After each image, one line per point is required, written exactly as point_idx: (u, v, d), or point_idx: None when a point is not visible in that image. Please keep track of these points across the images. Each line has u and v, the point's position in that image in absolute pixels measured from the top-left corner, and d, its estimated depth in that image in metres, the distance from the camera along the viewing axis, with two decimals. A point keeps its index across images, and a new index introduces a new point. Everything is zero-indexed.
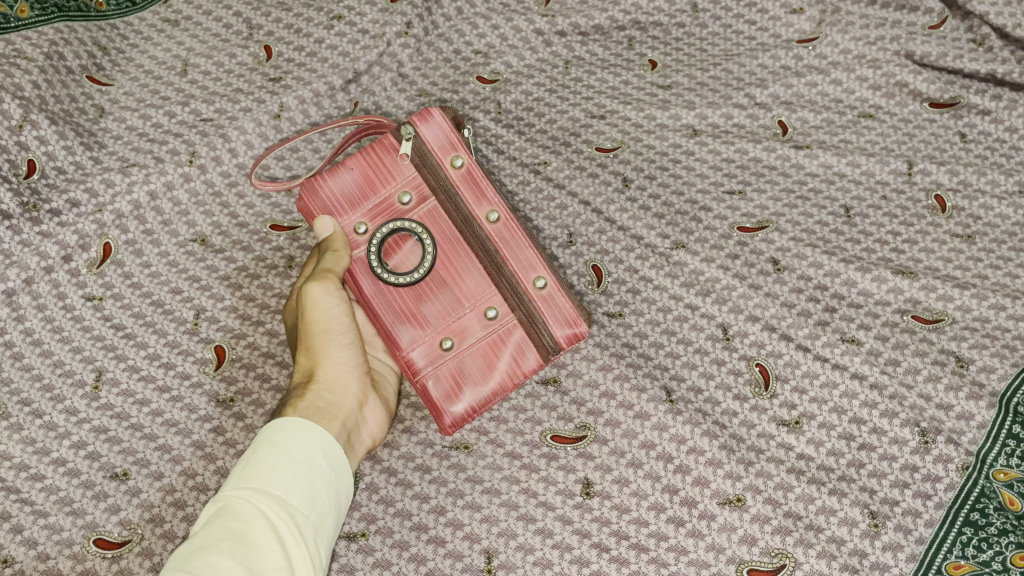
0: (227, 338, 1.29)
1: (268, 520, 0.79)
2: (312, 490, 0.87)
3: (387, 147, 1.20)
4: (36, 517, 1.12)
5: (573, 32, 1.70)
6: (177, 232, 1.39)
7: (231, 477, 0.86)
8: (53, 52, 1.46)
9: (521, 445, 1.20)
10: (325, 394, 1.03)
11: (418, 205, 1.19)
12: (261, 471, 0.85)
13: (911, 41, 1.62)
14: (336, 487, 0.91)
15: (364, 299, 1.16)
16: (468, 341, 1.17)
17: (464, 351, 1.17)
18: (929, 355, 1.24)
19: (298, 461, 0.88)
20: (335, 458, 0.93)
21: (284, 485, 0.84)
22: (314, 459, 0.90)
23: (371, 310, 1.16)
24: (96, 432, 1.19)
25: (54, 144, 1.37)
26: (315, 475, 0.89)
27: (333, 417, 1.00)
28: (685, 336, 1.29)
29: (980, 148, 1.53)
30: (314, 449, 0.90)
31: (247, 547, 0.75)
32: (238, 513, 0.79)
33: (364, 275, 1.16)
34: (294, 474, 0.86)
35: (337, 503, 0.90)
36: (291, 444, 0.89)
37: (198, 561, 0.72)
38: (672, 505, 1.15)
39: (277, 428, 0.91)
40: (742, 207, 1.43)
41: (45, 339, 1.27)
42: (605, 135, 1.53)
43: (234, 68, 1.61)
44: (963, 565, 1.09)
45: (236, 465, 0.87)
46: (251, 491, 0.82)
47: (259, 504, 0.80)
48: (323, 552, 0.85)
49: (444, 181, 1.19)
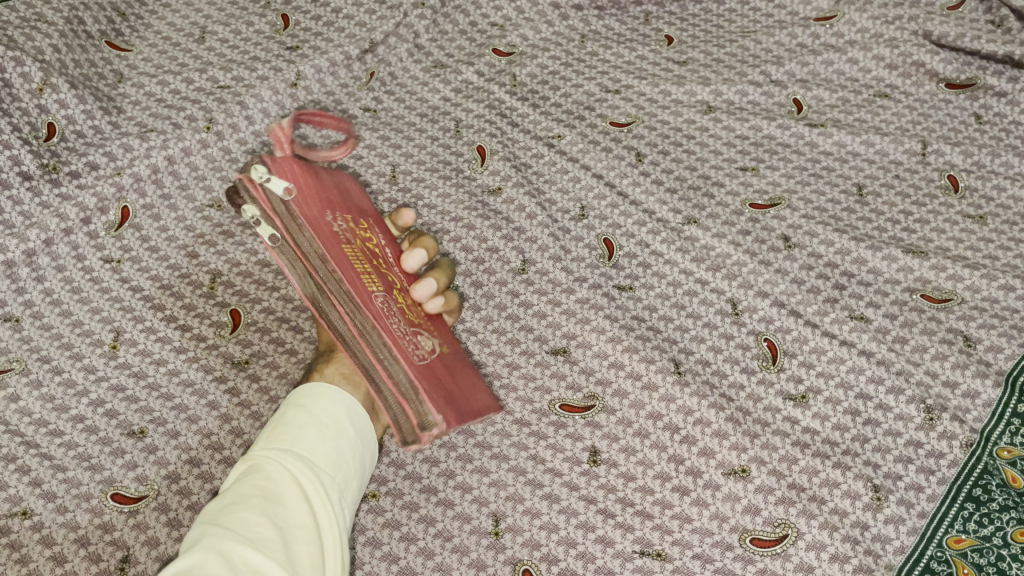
0: (243, 303, 1.30)
1: (296, 481, 0.82)
2: (339, 453, 0.89)
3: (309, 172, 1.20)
4: (55, 471, 1.13)
5: (589, 6, 1.72)
6: (194, 198, 1.41)
7: (261, 437, 0.89)
8: (73, 16, 1.48)
9: (529, 413, 1.22)
10: None
11: (345, 230, 1.18)
12: (290, 433, 0.88)
13: (929, 21, 1.62)
14: (362, 449, 0.94)
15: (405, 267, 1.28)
16: (437, 345, 1.16)
17: (442, 350, 1.17)
18: (937, 334, 1.25)
19: (325, 424, 0.90)
20: (363, 420, 0.95)
21: (312, 448, 0.87)
22: (342, 421, 0.92)
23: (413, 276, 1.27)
24: (114, 391, 1.21)
25: (74, 107, 1.40)
26: (342, 437, 0.91)
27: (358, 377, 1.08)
28: (694, 310, 1.31)
29: (994, 129, 1.52)
30: (342, 412, 0.93)
31: (275, 508, 0.78)
32: (267, 473, 0.82)
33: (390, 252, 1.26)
34: (322, 437, 0.89)
35: (362, 464, 0.93)
36: (319, 407, 0.92)
37: (229, 520, 0.75)
38: (678, 474, 1.17)
39: (307, 391, 0.94)
40: (755, 184, 1.44)
41: (64, 300, 1.29)
42: (619, 110, 1.54)
43: (251, 35, 1.62)
44: (963, 539, 1.09)
45: (266, 427, 0.91)
46: (281, 452, 0.85)
47: (288, 465, 0.83)
48: (348, 513, 0.88)
49: (324, 223, 1.14)
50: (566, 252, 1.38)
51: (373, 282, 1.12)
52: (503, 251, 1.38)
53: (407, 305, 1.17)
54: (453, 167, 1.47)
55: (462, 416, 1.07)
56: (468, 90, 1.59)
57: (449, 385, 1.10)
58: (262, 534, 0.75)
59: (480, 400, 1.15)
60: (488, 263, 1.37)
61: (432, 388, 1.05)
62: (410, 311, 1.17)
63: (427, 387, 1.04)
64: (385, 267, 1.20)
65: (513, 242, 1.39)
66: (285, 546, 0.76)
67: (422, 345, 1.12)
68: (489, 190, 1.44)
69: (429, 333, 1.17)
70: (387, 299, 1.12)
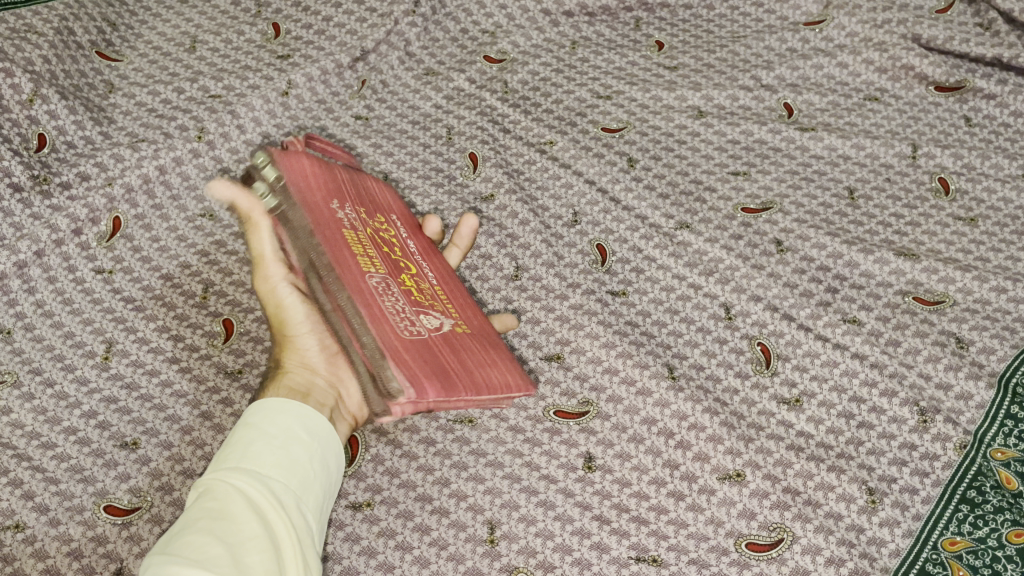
0: (235, 312, 1.30)
1: (243, 494, 0.84)
2: (293, 462, 0.91)
3: (326, 167, 1.27)
4: (47, 484, 1.12)
5: (580, 13, 1.72)
6: (186, 208, 1.40)
7: (214, 461, 0.91)
8: (63, 27, 1.48)
9: (524, 420, 1.22)
10: (296, 376, 1.07)
11: (355, 218, 1.22)
12: (240, 452, 0.90)
13: (918, 25, 1.64)
14: (320, 456, 0.95)
15: (430, 251, 1.29)
16: (445, 322, 1.15)
17: (454, 326, 1.16)
18: (929, 336, 1.25)
19: (273, 436, 0.93)
20: (318, 426, 0.97)
21: (259, 461, 0.89)
22: (293, 431, 0.94)
23: (435, 260, 1.28)
24: (106, 402, 1.20)
25: (65, 118, 1.40)
26: (294, 448, 0.93)
27: (306, 393, 1.05)
28: (687, 315, 1.31)
29: (985, 131, 1.53)
30: (292, 422, 0.95)
31: (224, 522, 0.79)
32: (214, 491, 0.84)
33: (412, 240, 1.28)
34: (270, 449, 0.91)
35: (323, 471, 0.95)
36: (268, 422, 0.94)
37: (175, 541, 0.76)
38: (673, 479, 1.16)
39: (255, 409, 0.96)
40: (747, 188, 1.44)
41: (55, 311, 1.28)
42: (611, 115, 1.54)
43: (242, 44, 1.62)
44: (959, 541, 1.09)
45: (219, 449, 0.93)
46: (228, 470, 0.87)
47: (234, 481, 0.85)
48: (310, 521, 0.89)
49: (327, 209, 1.19)
50: (559, 258, 1.38)
51: (371, 264, 1.15)
52: (497, 258, 1.38)
53: (415, 287, 1.18)
54: (445, 174, 1.47)
55: (451, 385, 1.05)
56: (459, 97, 1.59)
57: (445, 358, 1.09)
58: (210, 549, 0.75)
59: (494, 373, 1.13)
60: (481, 270, 1.37)
61: (417, 361, 1.05)
62: (417, 291, 1.17)
63: (405, 358, 1.04)
64: (398, 252, 1.23)
65: (506, 249, 1.39)
66: (234, 556, 0.76)
67: (424, 323, 1.12)
68: (482, 197, 1.44)
69: (439, 311, 1.17)
70: (385, 278, 1.14)
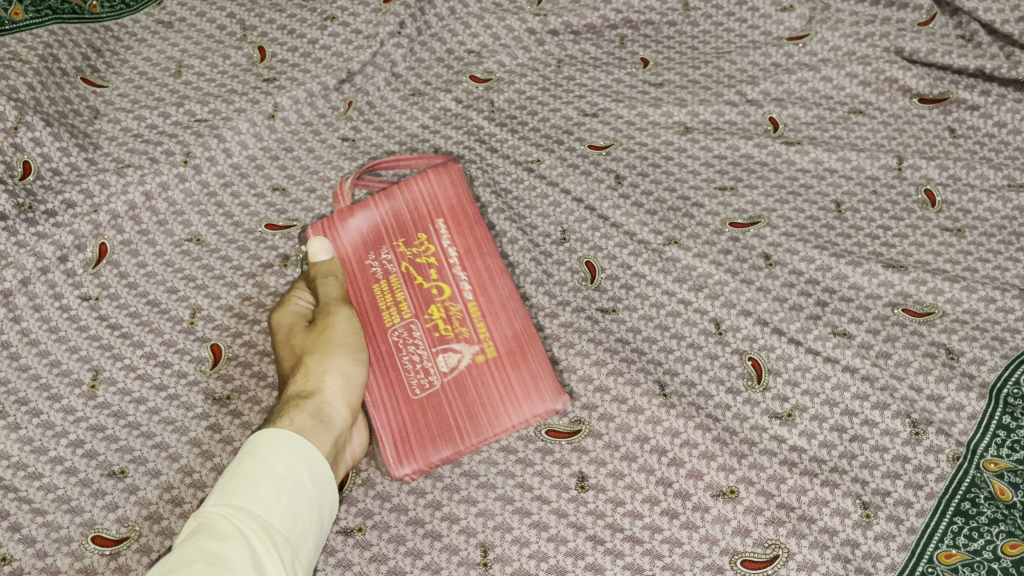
0: (223, 337, 1.29)
1: (246, 538, 0.83)
2: (293, 511, 0.90)
3: (361, 208, 1.29)
4: (34, 515, 1.11)
5: (565, 31, 1.73)
6: (173, 232, 1.40)
7: (215, 490, 0.90)
8: (48, 54, 1.47)
9: (516, 441, 1.21)
10: (327, 405, 1.07)
11: (387, 260, 1.26)
12: (244, 487, 0.89)
13: (901, 37, 1.64)
14: (319, 505, 0.95)
15: (474, 249, 1.27)
16: (468, 353, 1.20)
17: (478, 355, 1.20)
18: (920, 348, 1.25)
19: (281, 479, 0.92)
20: (321, 474, 0.97)
21: (265, 504, 0.88)
22: (298, 474, 0.94)
23: (477, 262, 1.26)
24: (93, 431, 1.19)
25: (49, 145, 1.39)
26: (297, 492, 0.92)
27: (332, 426, 1.05)
28: (678, 330, 1.30)
29: (969, 142, 1.54)
30: (299, 465, 0.94)
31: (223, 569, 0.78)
32: (218, 530, 0.83)
33: (456, 245, 1.27)
34: (276, 491, 0.90)
35: (318, 522, 0.94)
36: (277, 460, 0.93)
37: None
38: (666, 497, 1.16)
39: (263, 442, 0.95)
40: (734, 203, 1.44)
41: (42, 339, 1.27)
42: (598, 133, 1.55)
43: (228, 68, 1.62)
44: (954, 554, 1.09)
45: (222, 478, 0.92)
46: (233, 508, 0.86)
47: (238, 522, 0.84)
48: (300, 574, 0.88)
49: (356, 268, 1.26)
50: (548, 276, 1.38)
51: (394, 316, 1.23)
52: None
53: (443, 319, 1.22)
54: None
55: (450, 447, 1.16)
56: (446, 117, 1.60)
57: (453, 408, 1.18)
58: None
59: (510, 402, 1.18)
60: None
61: (420, 428, 1.17)
62: (443, 325, 1.22)
63: (405, 431, 1.17)
64: (431, 277, 1.25)
65: None
66: None
67: (437, 368, 1.19)
68: None
69: (462, 340, 1.21)
70: (406, 329, 1.22)
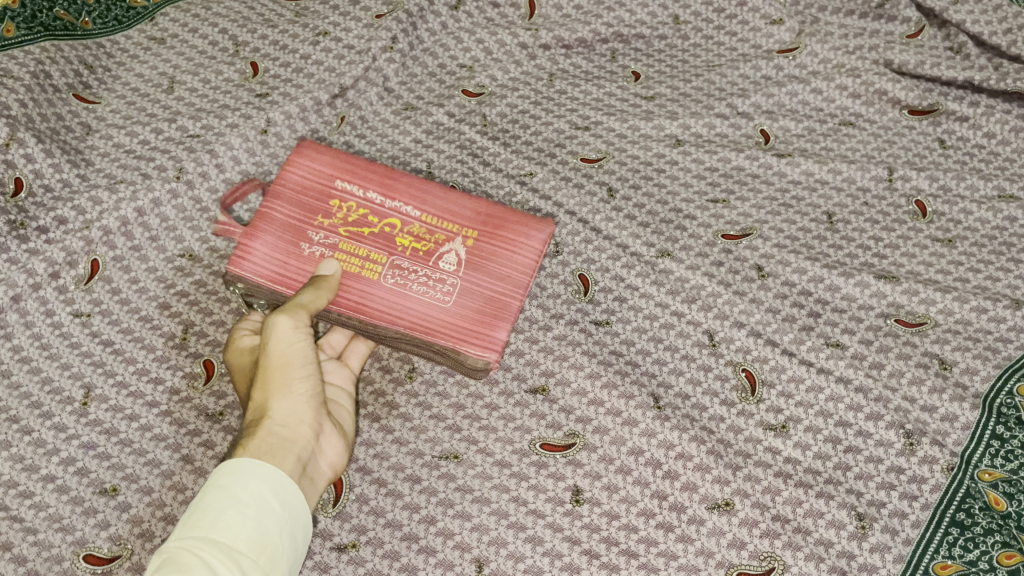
0: (216, 352, 1.29)
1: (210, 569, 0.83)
2: (261, 535, 0.90)
3: (266, 217, 1.26)
4: (27, 535, 1.11)
5: (557, 45, 1.74)
6: (164, 248, 1.40)
7: (181, 524, 0.90)
8: (40, 71, 1.47)
9: (510, 454, 1.21)
10: (278, 428, 1.02)
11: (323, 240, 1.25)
12: (208, 519, 0.89)
13: (889, 50, 1.65)
14: (290, 527, 0.94)
15: (387, 178, 1.29)
16: (457, 245, 1.26)
17: (464, 242, 1.26)
18: (913, 358, 1.25)
19: (246, 506, 0.91)
20: (291, 496, 0.96)
21: (230, 533, 0.88)
22: (265, 499, 0.93)
23: (399, 186, 1.29)
24: (85, 448, 1.18)
25: (41, 162, 1.39)
26: (265, 517, 0.91)
27: (288, 447, 1.00)
28: (672, 343, 1.30)
29: (959, 153, 1.55)
30: (265, 490, 0.93)
31: None
32: (181, 564, 0.83)
33: (369, 188, 1.29)
34: (242, 519, 0.89)
35: (290, 544, 0.93)
36: (241, 488, 0.92)
37: None
38: (661, 510, 1.15)
39: (228, 471, 0.94)
40: (726, 215, 1.45)
41: (34, 357, 1.27)
42: (590, 146, 1.55)
43: (220, 84, 1.62)
44: (951, 564, 1.09)
45: (188, 511, 0.92)
46: (197, 541, 0.86)
47: (203, 555, 0.84)
48: None
49: (300, 262, 1.23)
50: (542, 288, 1.37)
51: (375, 267, 1.23)
52: None
53: (412, 240, 1.25)
54: None
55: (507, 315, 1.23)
56: (439, 131, 1.60)
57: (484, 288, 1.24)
58: None
59: (512, 251, 1.26)
60: None
61: (472, 318, 1.22)
62: (417, 243, 1.25)
63: (461, 332, 1.21)
64: (375, 223, 1.26)
65: None
66: None
67: (447, 270, 1.24)
68: None
69: (444, 241, 1.26)
70: (394, 268, 1.23)
